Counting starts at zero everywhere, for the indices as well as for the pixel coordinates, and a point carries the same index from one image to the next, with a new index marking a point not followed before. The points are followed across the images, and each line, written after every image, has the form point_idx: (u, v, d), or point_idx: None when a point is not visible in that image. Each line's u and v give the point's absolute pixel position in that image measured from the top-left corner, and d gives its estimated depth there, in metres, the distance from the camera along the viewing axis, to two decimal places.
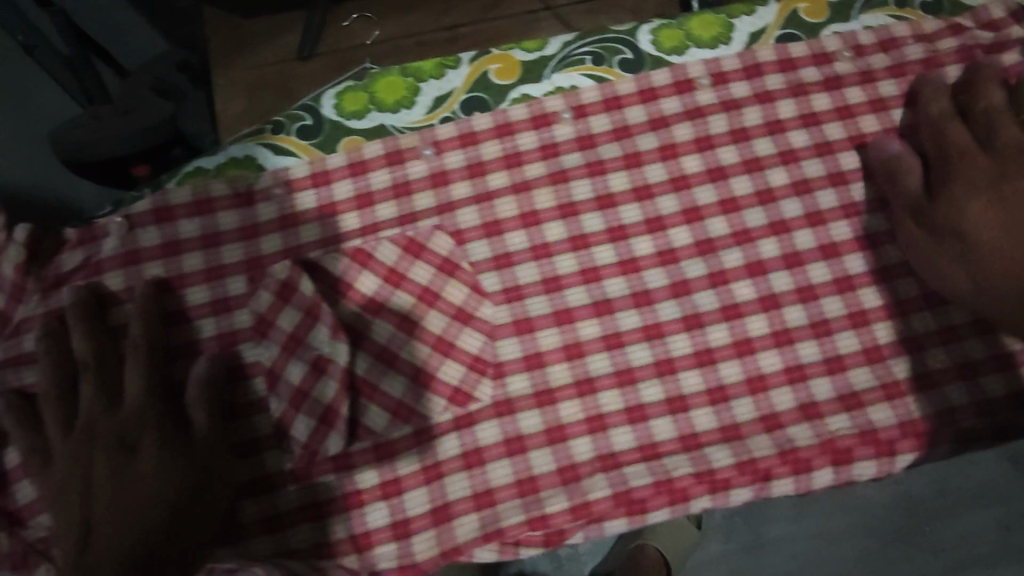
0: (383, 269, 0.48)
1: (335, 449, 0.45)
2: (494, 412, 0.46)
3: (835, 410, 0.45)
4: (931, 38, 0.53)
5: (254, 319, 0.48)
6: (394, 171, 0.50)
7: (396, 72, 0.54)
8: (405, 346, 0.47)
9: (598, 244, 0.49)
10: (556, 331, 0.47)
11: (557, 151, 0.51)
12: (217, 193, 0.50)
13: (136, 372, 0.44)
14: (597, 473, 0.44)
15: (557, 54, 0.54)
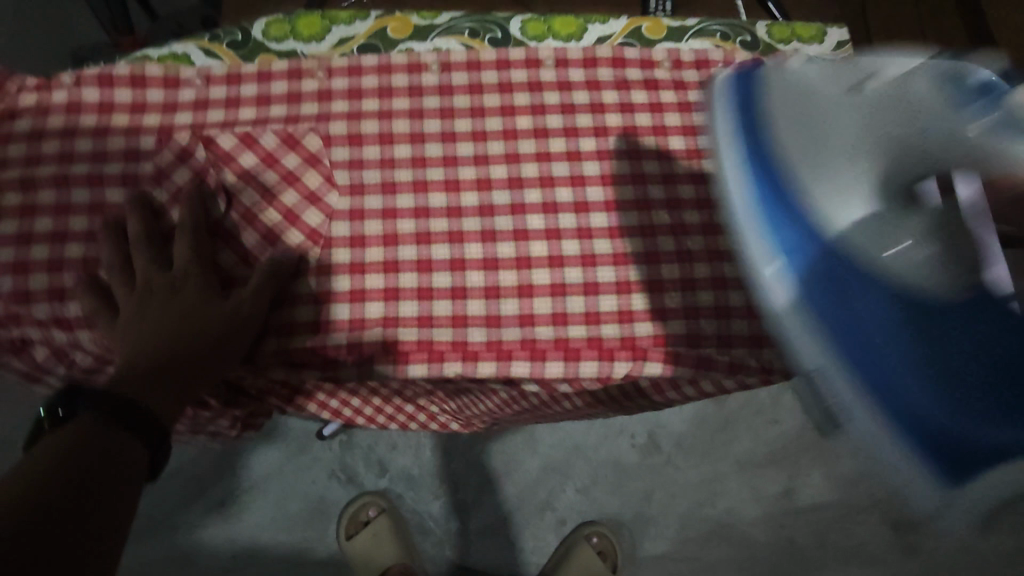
0: (262, 152, 0.61)
1: None
2: (315, 272, 0.58)
3: (578, 322, 0.58)
4: (735, 66, 0.67)
5: (154, 170, 0.61)
6: (291, 84, 0.64)
7: (315, 14, 0.68)
8: (263, 212, 0.59)
9: (432, 166, 0.62)
10: (379, 223, 0.59)
11: (420, 93, 0.64)
12: (152, 73, 0.63)
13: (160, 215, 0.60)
14: (377, 327, 0.56)
15: (441, 24, 0.68)
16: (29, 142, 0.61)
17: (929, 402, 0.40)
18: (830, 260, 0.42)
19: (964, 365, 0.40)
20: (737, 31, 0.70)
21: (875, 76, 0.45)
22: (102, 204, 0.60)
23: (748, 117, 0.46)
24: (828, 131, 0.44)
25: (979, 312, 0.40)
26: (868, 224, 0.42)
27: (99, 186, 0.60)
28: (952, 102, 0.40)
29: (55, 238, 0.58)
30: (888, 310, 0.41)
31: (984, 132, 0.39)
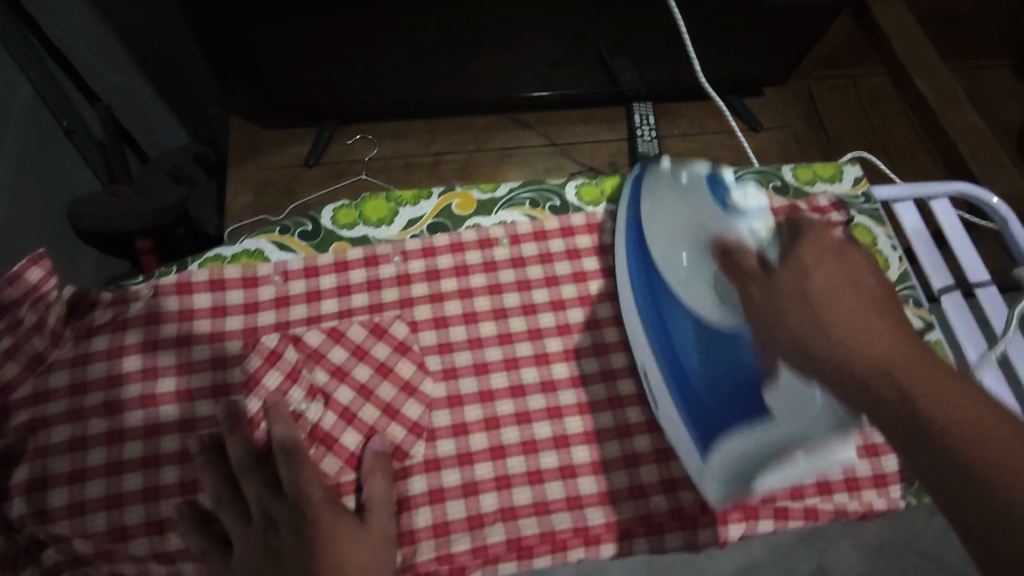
0: (351, 345, 0.62)
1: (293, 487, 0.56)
2: (424, 468, 0.57)
3: (689, 486, 0.58)
4: None
5: (244, 376, 0.60)
6: (369, 270, 0.66)
7: (381, 198, 0.71)
8: (361, 409, 0.60)
9: (519, 340, 0.63)
10: (479, 407, 0.60)
11: (496, 268, 0.67)
12: (230, 275, 0.64)
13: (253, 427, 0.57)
14: (497, 522, 0.55)
15: (504, 197, 0.72)
16: (108, 360, 0.60)
17: (700, 369, 0.53)
18: (653, 292, 0.59)
19: (718, 374, 0.51)
20: (768, 179, 0.78)
21: (687, 175, 0.57)
22: (193, 420, 0.58)
23: (636, 215, 0.64)
24: (665, 222, 0.58)
25: (732, 344, 0.50)
26: (683, 270, 0.54)
27: (189, 401, 0.59)
28: (714, 203, 0.53)
29: (149, 463, 0.57)
30: (687, 325, 0.54)
31: (747, 230, 0.51)
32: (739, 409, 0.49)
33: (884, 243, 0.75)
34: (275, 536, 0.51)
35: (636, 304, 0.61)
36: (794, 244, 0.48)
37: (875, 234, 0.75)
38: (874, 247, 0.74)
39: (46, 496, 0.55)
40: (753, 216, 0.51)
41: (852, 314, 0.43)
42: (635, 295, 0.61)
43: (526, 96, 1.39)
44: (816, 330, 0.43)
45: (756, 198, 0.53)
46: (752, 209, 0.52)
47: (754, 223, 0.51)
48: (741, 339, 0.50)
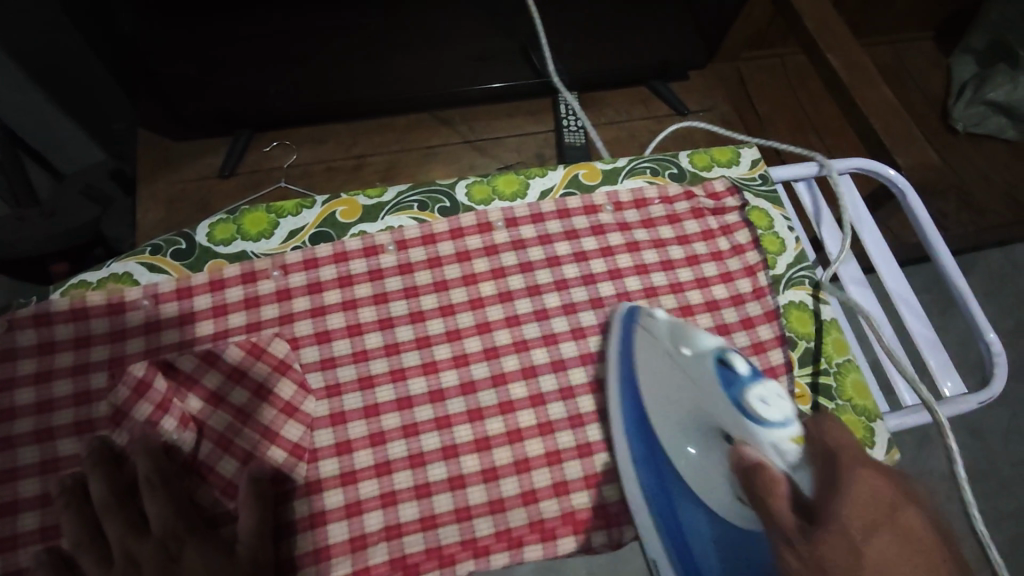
0: (227, 368, 0.59)
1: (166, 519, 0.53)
2: (305, 491, 0.55)
3: (579, 488, 0.58)
4: (670, 200, 0.72)
5: (110, 409, 0.57)
6: (246, 288, 0.63)
7: (261, 209, 0.68)
8: (239, 434, 0.57)
9: (406, 350, 0.61)
10: (363, 423, 0.58)
11: (382, 276, 0.65)
12: (93, 302, 0.60)
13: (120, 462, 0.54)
14: (381, 541, 0.54)
15: (391, 201, 0.70)
16: None
17: (722, 568, 0.48)
18: (655, 467, 0.54)
19: (728, 570, 0.48)
20: (663, 166, 0.77)
21: (688, 347, 0.49)
22: (56, 459, 0.55)
23: (629, 368, 0.57)
24: (666, 398, 0.52)
25: (749, 555, 0.45)
26: (694, 462, 0.50)
27: (49, 440, 0.56)
28: (727, 402, 0.45)
29: (5, 509, 0.53)
30: (704, 525, 0.50)
31: (772, 445, 0.42)
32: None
33: (780, 225, 0.74)
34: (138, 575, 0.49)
35: (632, 457, 0.56)
36: (833, 472, 0.38)
37: (771, 216, 0.75)
38: (769, 230, 0.74)
39: None
40: (775, 425, 0.42)
41: (868, 494, 0.36)
42: (631, 441, 0.56)
43: (448, 92, 1.35)
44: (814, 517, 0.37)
45: (780, 400, 0.42)
46: (776, 420, 0.42)
47: (781, 438, 0.42)
48: (756, 547, 0.44)
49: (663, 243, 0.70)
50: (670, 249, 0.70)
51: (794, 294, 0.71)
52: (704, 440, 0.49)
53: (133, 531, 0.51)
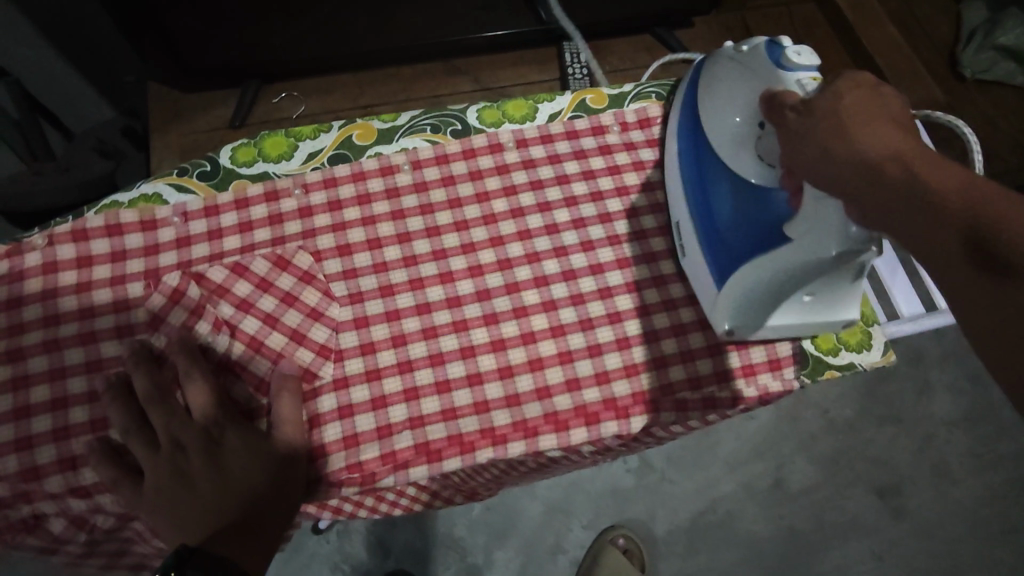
0: (255, 278, 0.62)
1: None
2: (333, 387, 0.59)
3: (590, 385, 0.61)
4: (673, 120, 0.74)
5: (149, 315, 0.61)
6: (270, 206, 0.66)
7: (280, 133, 0.70)
8: (269, 336, 0.61)
9: (423, 262, 0.65)
10: (386, 326, 0.62)
11: (398, 194, 0.68)
12: (126, 219, 0.64)
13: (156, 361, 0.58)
14: (405, 430, 0.58)
15: (404, 124, 0.72)
16: (9, 311, 0.60)
17: (731, 224, 0.60)
18: (695, 154, 0.64)
19: (750, 220, 0.59)
20: (669, 91, 0.78)
21: (748, 46, 0.61)
22: (100, 360, 0.59)
23: (691, 91, 0.67)
24: (715, 96, 0.62)
25: (764, 198, 0.58)
26: (736, 131, 0.59)
27: (94, 342, 0.60)
28: (770, 63, 0.57)
29: (58, 404, 0.58)
30: (726, 191, 0.61)
31: (797, 82, 0.55)
32: (762, 244, 0.57)
33: None
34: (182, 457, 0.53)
35: (679, 150, 0.66)
36: (828, 86, 0.49)
37: None
38: None
39: None
40: (804, 70, 0.55)
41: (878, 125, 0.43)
42: (681, 161, 0.66)
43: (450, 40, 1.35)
44: (835, 134, 0.45)
45: (809, 55, 0.57)
46: (805, 66, 0.56)
47: (803, 77, 0.55)
48: (773, 192, 0.57)
49: (668, 161, 0.72)
50: None
51: None
52: (732, 134, 0.59)
53: (177, 419, 0.55)
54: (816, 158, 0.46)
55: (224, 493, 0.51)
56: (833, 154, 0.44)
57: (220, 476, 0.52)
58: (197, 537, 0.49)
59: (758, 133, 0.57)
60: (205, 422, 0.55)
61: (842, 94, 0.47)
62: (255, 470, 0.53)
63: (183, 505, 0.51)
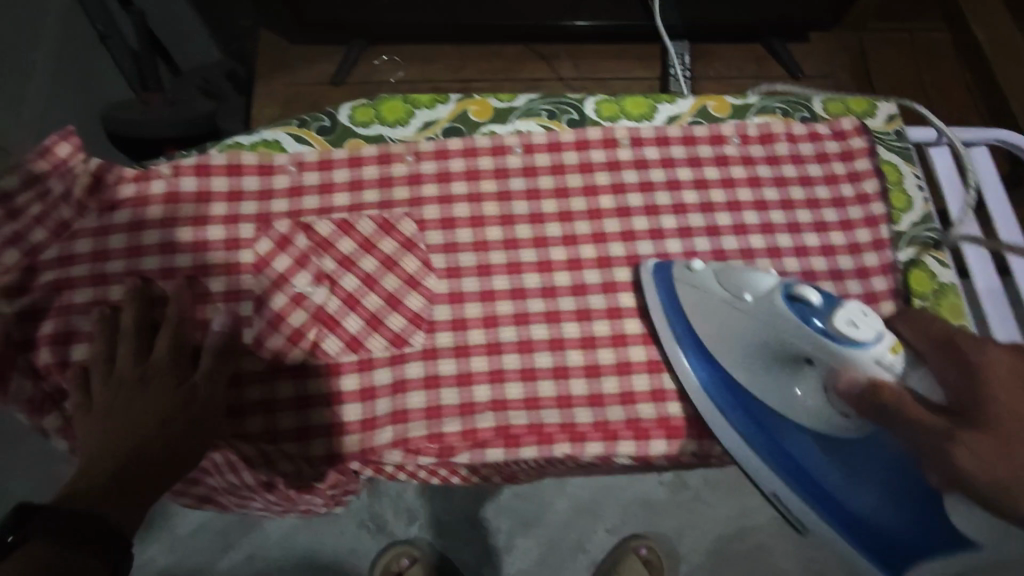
0: (359, 238, 0.63)
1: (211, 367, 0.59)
2: (422, 355, 0.60)
3: (675, 399, 0.61)
4: (796, 140, 0.72)
5: (255, 257, 0.62)
6: (382, 168, 0.67)
7: (398, 99, 0.71)
8: (365, 297, 0.62)
9: (524, 247, 0.64)
10: (480, 305, 0.62)
11: (507, 175, 0.67)
12: (247, 162, 0.66)
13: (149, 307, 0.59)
14: (488, 410, 0.58)
15: (521, 107, 0.71)
16: (130, 233, 0.63)
17: (869, 516, 0.54)
18: (762, 428, 0.58)
19: (868, 496, 0.53)
20: (795, 108, 0.75)
21: (749, 291, 0.52)
22: (206, 294, 0.61)
23: (683, 327, 0.59)
24: (720, 324, 0.56)
25: (866, 451, 0.53)
26: (800, 404, 0.54)
27: (203, 276, 0.62)
28: (811, 329, 0.48)
29: (165, 329, 0.60)
30: (808, 445, 0.56)
31: (875, 362, 0.47)
32: (922, 530, 0.50)
33: (910, 182, 0.72)
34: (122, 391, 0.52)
35: (733, 424, 0.58)
36: (966, 386, 0.45)
37: (901, 172, 0.73)
38: (898, 186, 0.72)
39: (68, 349, 0.59)
40: (868, 334, 0.47)
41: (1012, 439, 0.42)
42: (711, 395, 0.59)
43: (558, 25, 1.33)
44: (1007, 469, 0.41)
45: (867, 318, 0.47)
46: (866, 339, 0.47)
47: (881, 352, 0.47)
48: (880, 444, 0.51)
49: (785, 181, 0.70)
50: (791, 190, 0.70)
51: (914, 253, 0.69)
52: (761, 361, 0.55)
53: (132, 349, 0.55)
54: (972, 496, 0.43)
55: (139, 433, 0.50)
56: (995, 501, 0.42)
57: (138, 415, 0.51)
58: (73, 480, 0.47)
59: (828, 408, 0.52)
60: (154, 362, 0.54)
61: (999, 405, 0.43)
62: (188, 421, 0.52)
63: (98, 432, 0.50)
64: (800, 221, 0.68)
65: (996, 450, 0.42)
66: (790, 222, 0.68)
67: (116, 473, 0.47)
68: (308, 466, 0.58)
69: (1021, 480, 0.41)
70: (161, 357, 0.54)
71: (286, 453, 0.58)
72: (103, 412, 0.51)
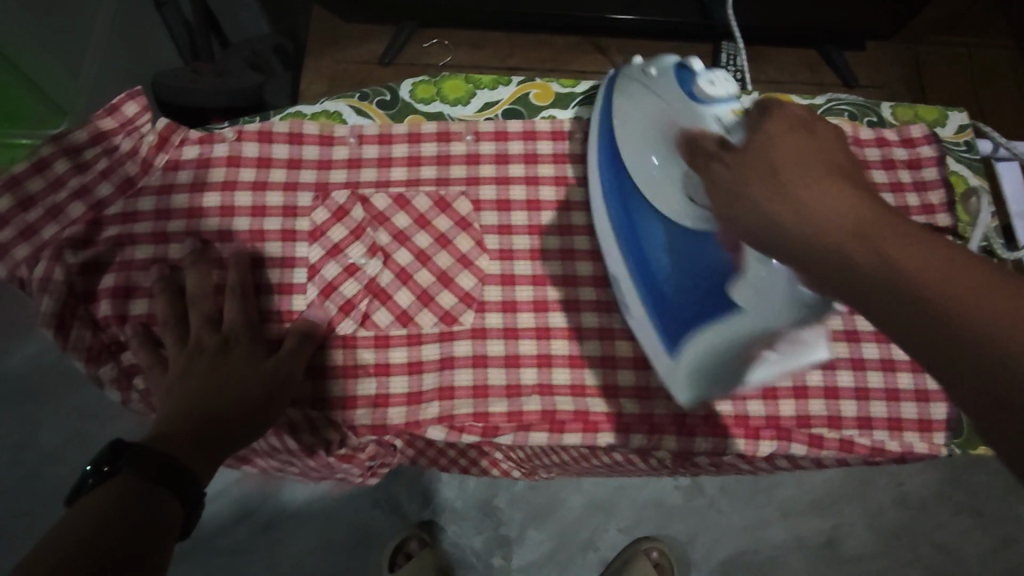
0: (415, 214, 0.63)
1: (274, 333, 0.60)
2: (471, 335, 0.60)
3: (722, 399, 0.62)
4: (862, 144, 0.71)
5: (311, 226, 0.63)
6: (441, 146, 0.67)
7: (461, 78, 0.71)
8: (417, 272, 0.62)
9: (578, 234, 0.64)
10: (531, 289, 0.62)
11: (565, 160, 0.67)
12: (309, 131, 0.66)
13: (220, 274, 0.62)
14: (534, 394, 0.59)
15: (583, 93, 0.71)
16: (191, 193, 0.64)
17: (675, 298, 0.54)
18: (632, 220, 0.57)
19: (686, 271, 0.53)
20: (863, 112, 0.74)
21: (655, 68, 0.57)
22: (261, 259, 0.62)
23: (608, 145, 0.61)
24: (637, 132, 0.57)
25: (702, 245, 0.52)
26: (655, 173, 0.55)
27: (260, 241, 0.62)
28: (683, 93, 0.54)
29: (219, 290, 0.61)
30: (659, 232, 0.55)
31: (713, 118, 0.51)
32: (705, 300, 0.51)
33: (978, 195, 0.70)
34: (195, 357, 0.56)
35: (615, 227, 0.59)
36: (760, 124, 0.46)
37: (969, 184, 0.71)
38: (965, 199, 0.70)
39: (126, 303, 0.61)
40: (720, 105, 0.52)
41: (922, 248, 0.33)
42: (608, 197, 0.60)
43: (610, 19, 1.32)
44: (871, 253, 0.34)
45: (724, 79, 0.53)
46: (718, 99, 0.52)
47: (721, 113, 0.51)
48: (708, 236, 0.51)
49: None
50: None
51: None
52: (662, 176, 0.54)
53: (206, 319, 0.58)
54: (865, 302, 0.35)
55: (206, 396, 0.53)
56: (850, 271, 0.35)
57: (203, 380, 0.54)
58: (153, 432, 0.50)
59: (690, 182, 0.52)
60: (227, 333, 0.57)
61: (826, 197, 0.38)
62: (248, 385, 0.54)
63: (173, 394, 0.53)
64: None
65: (831, 226, 0.37)
66: None
67: (195, 430, 0.50)
68: (352, 436, 0.59)
69: (943, 289, 0.31)
70: (233, 327, 0.58)
71: (332, 419, 0.58)
72: (177, 376, 0.55)
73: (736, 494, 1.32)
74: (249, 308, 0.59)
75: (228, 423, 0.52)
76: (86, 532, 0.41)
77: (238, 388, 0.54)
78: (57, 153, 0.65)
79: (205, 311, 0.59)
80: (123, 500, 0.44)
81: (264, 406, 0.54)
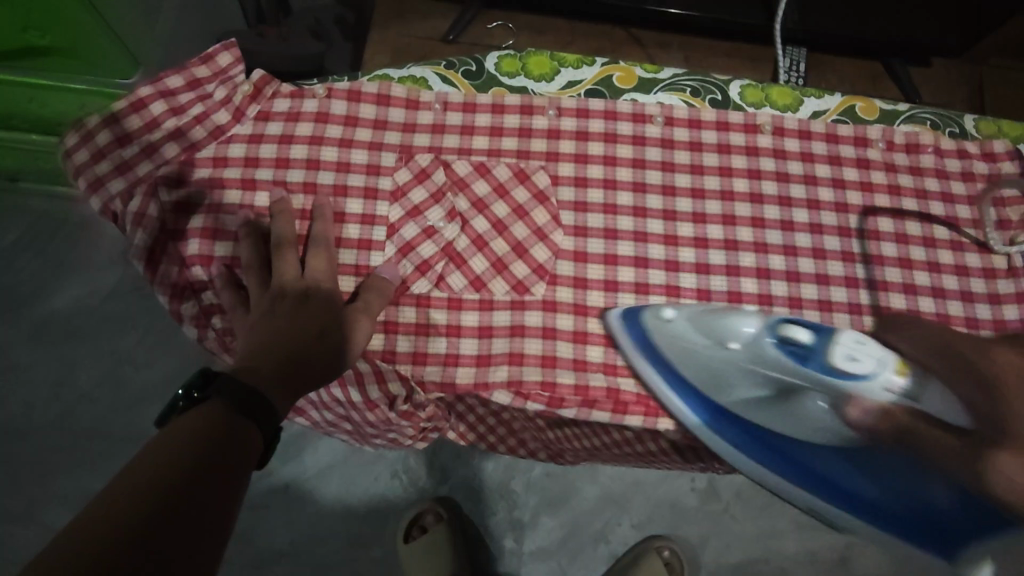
0: (494, 182, 0.67)
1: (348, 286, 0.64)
2: (541, 306, 0.66)
3: None
4: (942, 155, 0.72)
5: (393, 186, 0.66)
6: (524, 118, 0.68)
7: (547, 55, 0.72)
8: (493, 240, 0.66)
9: (652, 218, 0.68)
10: (602, 268, 0.67)
11: (644, 143, 0.69)
12: (396, 94, 0.68)
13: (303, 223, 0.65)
14: (600, 371, 0.66)
15: (666, 80, 0.72)
16: (280, 144, 0.66)
17: (879, 500, 0.66)
18: (767, 445, 0.68)
19: (885, 491, 0.65)
20: (945, 123, 0.75)
21: (729, 339, 0.61)
22: (344, 214, 0.65)
23: (670, 369, 0.66)
24: (705, 364, 0.64)
25: (891, 470, 0.63)
26: (756, 404, 0.66)
27: (343, 195, 0.65)
28: (789, 361, 0.59)
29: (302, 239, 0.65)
30: (821, 459, 0.68)
31: (885, 387, 0.57)
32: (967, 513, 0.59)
33: None
34: (279, 297, 0.59)
35: (737, 440, 0.68)
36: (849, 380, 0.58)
37: None
38: None
39: (215, 244, 0.65)
40: (879, 375, 0.56)
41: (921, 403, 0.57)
42: (710, 416, 0.68)
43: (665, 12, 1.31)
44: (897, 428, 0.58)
45: (855, 346, 0.57)
46: (864, 372, 0.56)
47: (888, 378, 0.57)
48: (882, 457, 0.62)
49: (924, 195, 0.71)
50: (930, 204, 0.71)
51: None
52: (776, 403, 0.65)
53: (287, 266, 0.61)
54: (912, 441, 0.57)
55: (289, 334, 0.55)
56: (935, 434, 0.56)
57: (285, 321, 0.56)
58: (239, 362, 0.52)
59: (821, 418, 0.64)
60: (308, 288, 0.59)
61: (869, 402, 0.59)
62: (326, 332, 0.57)
63: (257, 330, 0.56)
64: (937, 237, 0.70)
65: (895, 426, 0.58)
66: (926, 236, 0.70)
67: (274, 365, 0.52)
68: (419, 392, 0.64)
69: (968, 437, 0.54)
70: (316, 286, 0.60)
71: (402, 372, 0.64)
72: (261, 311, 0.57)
73: (749, 501, 1.39)
74: (328, 261, 0.62)
75: (307, 362, 0.55)
76: (177, 464, 0.42)
77: (317, 331, 0.57)
78: (154, 94, 0.67)
79: (290, 254, 0.61)
80: (216, 426, 0.46)
81: (338, 351, 0.57)
